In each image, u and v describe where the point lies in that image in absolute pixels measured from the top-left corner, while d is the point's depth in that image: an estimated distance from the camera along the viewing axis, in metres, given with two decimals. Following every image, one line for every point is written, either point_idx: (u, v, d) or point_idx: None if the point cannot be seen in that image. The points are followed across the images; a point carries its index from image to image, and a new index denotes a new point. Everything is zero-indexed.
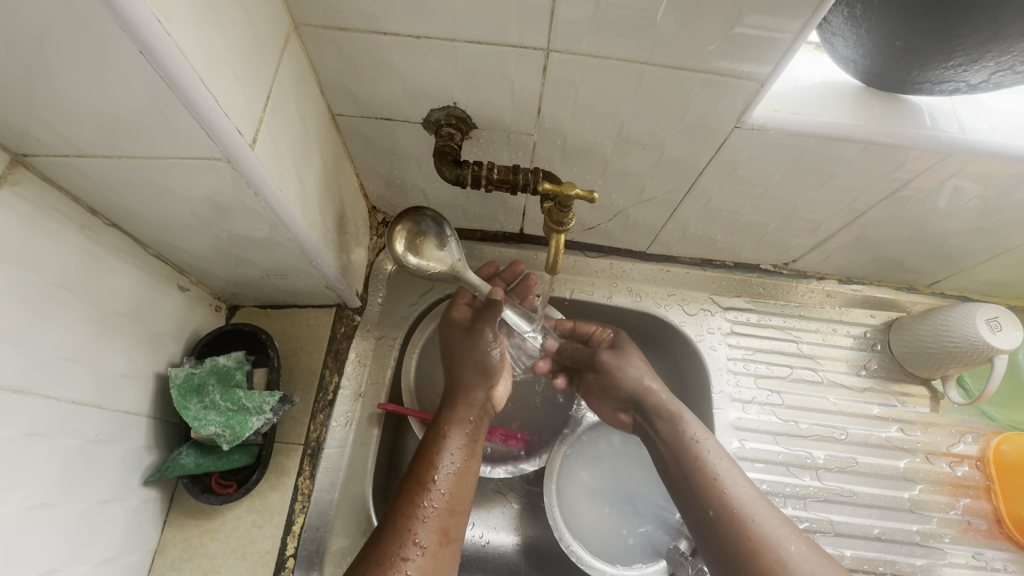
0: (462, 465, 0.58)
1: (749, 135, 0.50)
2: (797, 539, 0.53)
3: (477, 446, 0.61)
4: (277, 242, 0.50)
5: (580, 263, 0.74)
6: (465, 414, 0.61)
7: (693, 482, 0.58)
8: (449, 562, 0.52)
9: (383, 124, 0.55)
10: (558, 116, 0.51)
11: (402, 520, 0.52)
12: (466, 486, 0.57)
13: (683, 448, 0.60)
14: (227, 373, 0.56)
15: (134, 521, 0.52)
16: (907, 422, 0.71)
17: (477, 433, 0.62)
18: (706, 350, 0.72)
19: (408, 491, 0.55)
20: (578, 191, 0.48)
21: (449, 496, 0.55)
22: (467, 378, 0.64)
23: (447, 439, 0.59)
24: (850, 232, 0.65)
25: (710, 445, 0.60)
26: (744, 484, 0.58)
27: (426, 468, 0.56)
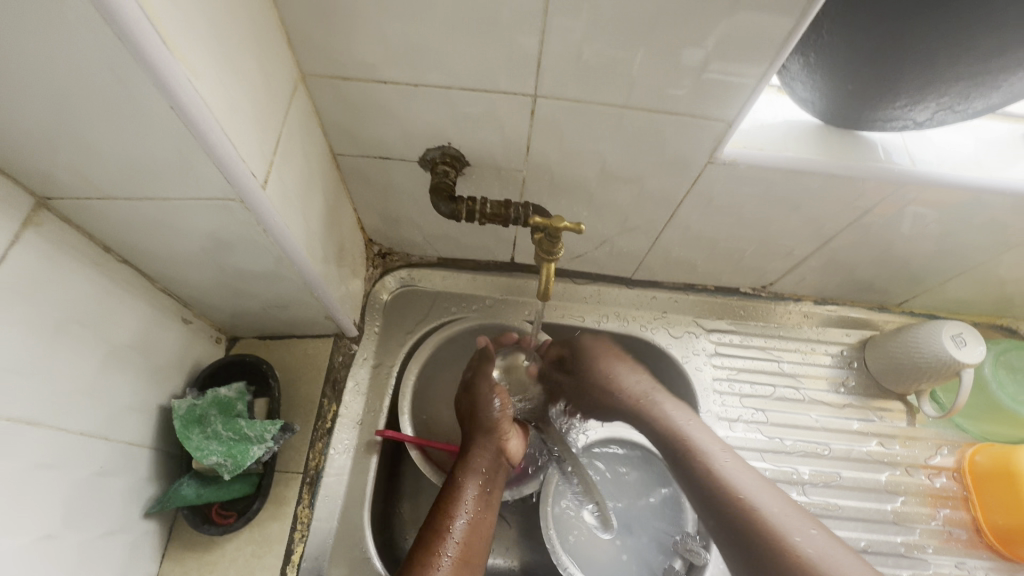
0: (475, 516, 0.60)
1: (721, 169, 0.54)
2: (844, 553, 0.55)
3: (493, 498, 0.63)
4: (281, 275, 0.52)
5: (570, 288, 0.77)
6: (479, 463, 0.63)
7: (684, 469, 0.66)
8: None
9: (382, 162, 0.58)
10: (546, 155, 0.55)
11: (421, 566, 0.54)
12: (481, 537, 0.59)
13: (672, 441, 0.68)
14: (228, 404, 0.57)
15: (133, 554, 0.52)
16: (886, 436, 0.74)
17: (493, 487, 0.63)
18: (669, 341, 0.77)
19: (424, 540, 0.57)
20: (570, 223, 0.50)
21: (465, 543, 0.57)
22: (476, 436, 0.66)
23: (458, 489, 0.61)
24: (821, 255, 0.69)
25: (698, 433, 0.68)
26: (735, 465, 0.64)
27: (441, 518, 0.58)
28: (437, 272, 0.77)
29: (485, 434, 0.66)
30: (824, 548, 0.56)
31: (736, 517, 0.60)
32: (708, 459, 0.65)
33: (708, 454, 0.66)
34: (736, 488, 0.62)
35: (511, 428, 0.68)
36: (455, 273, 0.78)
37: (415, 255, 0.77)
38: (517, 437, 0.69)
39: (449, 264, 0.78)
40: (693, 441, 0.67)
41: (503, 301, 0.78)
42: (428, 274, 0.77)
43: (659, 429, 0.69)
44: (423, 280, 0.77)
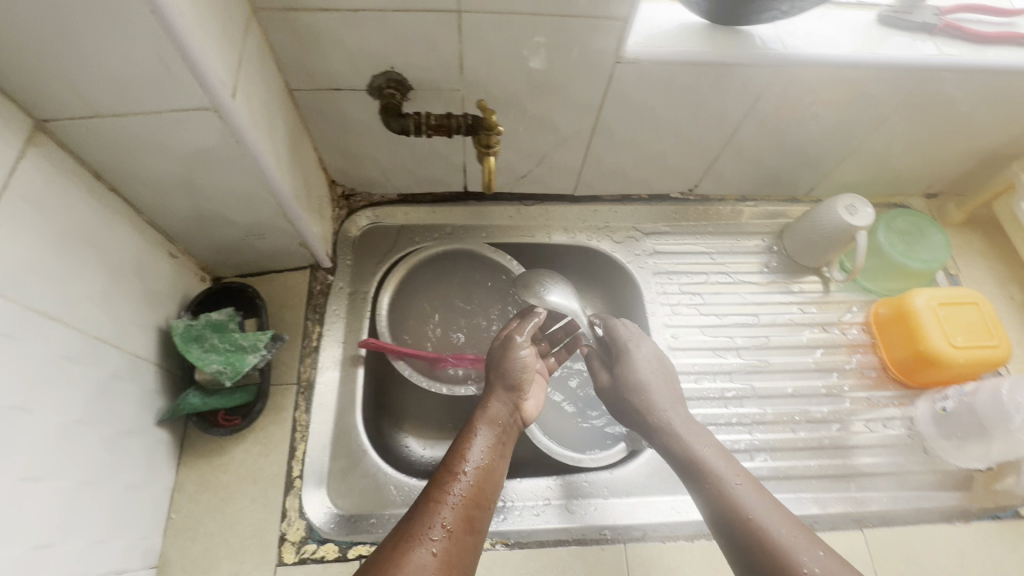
0: (488, 461, 0.60)
1: (628, 68, 0.63)
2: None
3: (506, 448, 0.63)
4: (257, 195, 0.59)
5: (520, 211, 0.87)
6: (496, 414, 0.64)
7: (702, 490, 0.59)
8: (470, 551, 0.54)
9: (335, 95, 0.65)
10: (478, 71, 0.63)
11: (431, 503, 0.55)
12: (495, 483, 0.59)
13: (684, 464, 0.61)
14: (221, 324, 0.64)
15: (152, 456, 0.58)
16: (805, 303, 0.86)
17: (508, 438, 0.64)
18: (645, 359, 0.68)
19: (437, 478, 0.58)
20: (492, 110, 0.55)
21: (478, 488, 0.57)
22: (496, 386, 0.66)
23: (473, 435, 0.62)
24: (730, 150, 0.79)
25: (731, 475, 0.59)
26: (772, 514, 0.55)
27: (456, 460, 0.59)
28: (399, 208, 0.85)
29: (509, 386, 0.66)
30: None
31: (741, 524, 0.55)
32: (735, 502, 0.56)
33: (718, 473, 0.59)
34: (770, 540, 0.53)
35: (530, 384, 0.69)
36: (416, 207, 0.86)
37: (377, 195, 0.85)
38: (534, 395, 0.70)
39: (409, 200, 0.86)
40: (695, 454, 0.61)
41: (462, 228, 0.86)
42: (391, 211, 0.85)
43: (666, 447, 0.63)
44: (387, 216, 0.85)
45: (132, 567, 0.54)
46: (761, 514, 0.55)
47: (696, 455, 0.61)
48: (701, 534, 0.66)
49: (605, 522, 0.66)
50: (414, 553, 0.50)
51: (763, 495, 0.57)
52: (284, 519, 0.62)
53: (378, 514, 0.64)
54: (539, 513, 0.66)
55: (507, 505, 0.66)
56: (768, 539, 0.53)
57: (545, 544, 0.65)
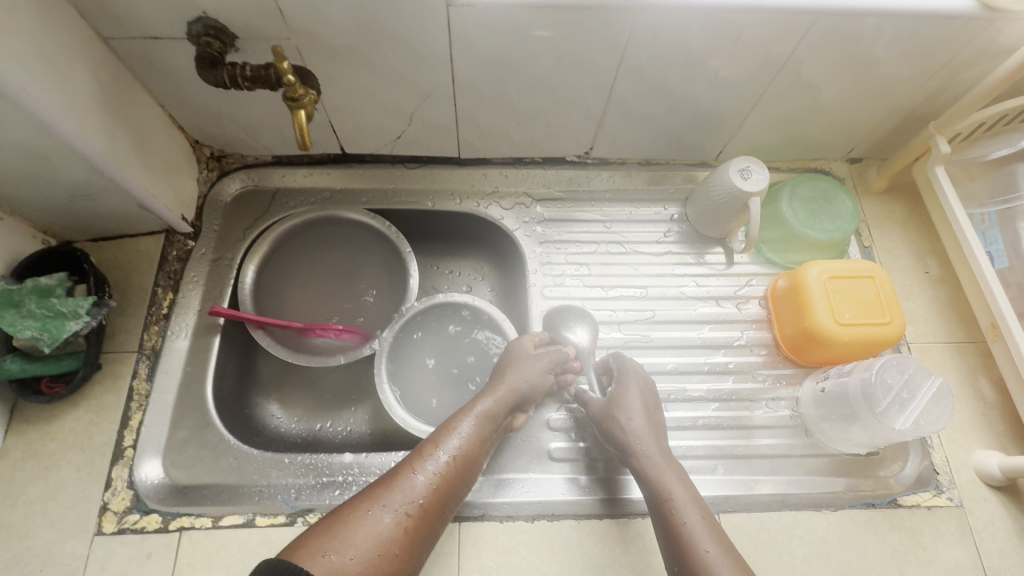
0: (473, 453, 0.57)
1: (466, 12, 0.57)
2: None
3: (491, 449, 0.60)
4: (58, 152, 0.56)
5: (403, 175, 0.83)
6: (497, 411, 0.60)
7: (666, 524, 0.54)
8: (428, 537, 0.51)
9: (157, 45, 0.60)
10: (302, 17, 0.58)
11: (411, 472, 0.53)
12: (471, 475, 0.56)
13: (654, 495, 0.57)
14: (47, 290, 0.61)
15: None
16: (702, 275, 0.80)
17: (495, 438, 0.61)
18: (634, 392, 0.64)
19: (423, 447, 0.55)
20: (283, 55, 0.52)
21: (456, 477, 0.54)
22: (507, 381, 0.63)
23: (471, 420, 0.59)
24: (616, 108, 0.73)
25: (699, 520, 0.54)
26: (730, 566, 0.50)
27: (444, 434, 0.57)
28: (274, 171, 0.81)
29: (517, 390, 0.63)
30: None
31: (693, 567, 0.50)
32: (691, 545, 0.52)
33: (687, 512, 0.54)
34: None
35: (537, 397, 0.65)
36: (291, 170, 0.82)
37: (250, 156, 0.81)
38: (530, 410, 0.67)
39: (285, 162, 0.82)
40: (667, 489, 0.56)
41: (341, 192, 0.82)
42: (265, 173, 0.81)
43: (643, 479, 0.58)
44: (260, 180, 0.81)
45: None
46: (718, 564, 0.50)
47: (666, 490, 0.56)
48: (541, 515, 0.63)
49: None
50: (377, 519, 0.48)
51: (729, 550, 0.52)
52: (109, 488, 0.61)
53: (210, 485, 0.63)
54: None
55: (347, 480, 0.64)
56: None
57: None
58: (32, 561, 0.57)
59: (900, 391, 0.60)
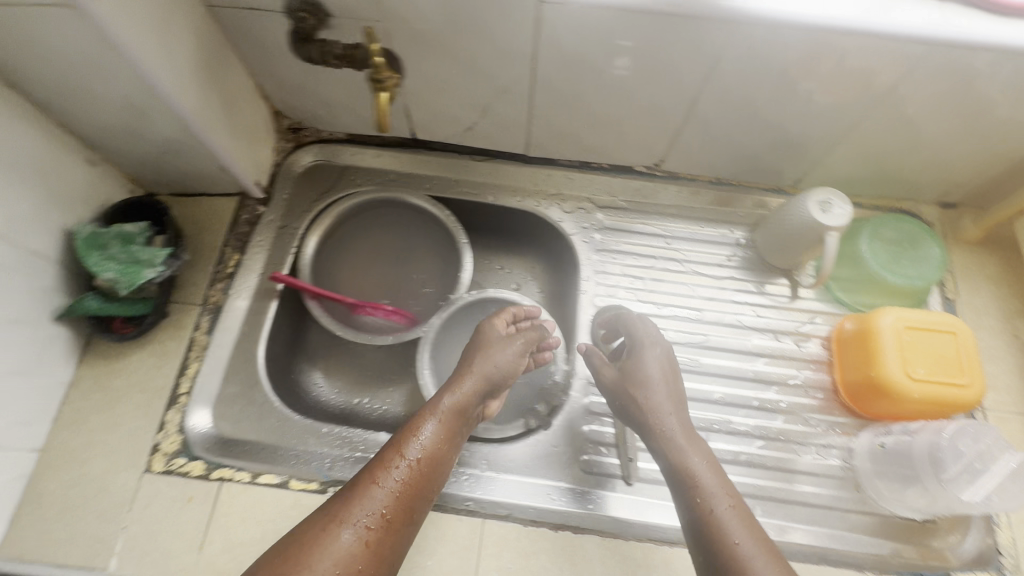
0: (439, 452, 0.57)
1: (558, 11, 0.56)
2: None
3: (461, 440, 0.60)
4: (155, 109, 0.59)
5: (469, 166, 0.83)
6: (461, 404, 0.60)
7: (686, 499, 0.53)
8: (399, 541, 0.52)
9: (256, 17, 0.63)
10: (395, 2, 0.58)
11: (369, 484, 0.52)
12: (440, 473, 0.56)
13: (674, 469, 0.55)
14: (129, 237, 0.65)
15: (45, 348, 0.62)
16: (762, 305, 0.77)
17: (464, 429, 0.60)
18: (656, 363, 0.61)
19: (383, 457, 0.54)
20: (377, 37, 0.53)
21: (421, 478, 0.54)
22: (470, 372, 0.62)
23: (432, 419, 0.58)
24: (695, 122, 0.70)
25: (722, 495, 0.52)
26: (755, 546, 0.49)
27: (406, 439, 0.56)
28: (345, 148, 0.83)
29: (485, 379, 0.62)
30: None
31: (717, 545, 0.49)
32: (716, 521, 0.51)
33: (712, 488, 0.53)
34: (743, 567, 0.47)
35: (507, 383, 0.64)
36: (361, 149, 0.83)
37: (325, 131, 0.83)
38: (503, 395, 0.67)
39: (357, 141, 0.84)
40: (689, 462, 0.55)
41: (406, 176, 0.83)
42: (337, 150, 0.83)
43: (662, 452, 0.57)
44: (331, 155, 0.83)
45: (8, 445, 0.58)
46: (744, 543, 0.49)
47: (689, 464, 0.55)
48: (566, 524, 0.61)
49: (471, 493, 0.63)
50: (337, 538, 0.49)
51: (752, 525, 0.51)
52: (161, 430, 0.64)
53: (251, 441, 0.65)
54: None
55: None
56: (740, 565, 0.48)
57: None
58: (87, 485, 0.61)
59: (972, 460, 0.55)
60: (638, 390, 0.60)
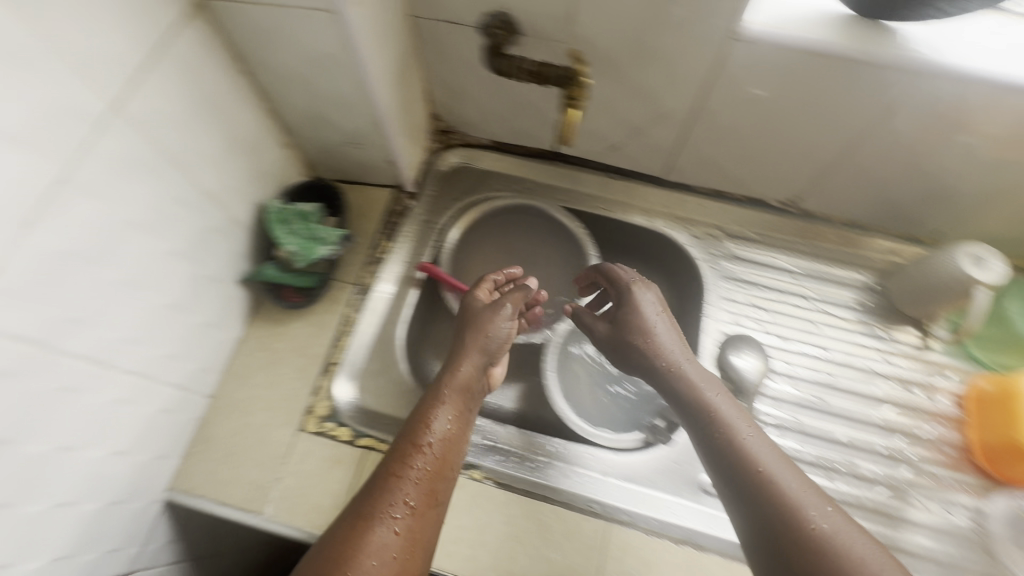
0: (453, 433, 0.61)
1: (745, 48, 0.59)
2: (866, 540, 0.44)
3: (470, 417, 0.64)
4: (359, 105, 0.65)
5: (604, 183, 0.86)
6: (466, 381, 0.64)
7: (704, 431, 0.55)
8: (433, 522, 0.55)
9: (451, 30, 0.68)
10: (586, 27, 0.63)
11: (392, 478, 0.55)
12: (457, 452, 0.60)
13: (689, 404, 0.58)
14: (308, 216, 0.72)
15: (228, 305, 0.69)
16: (890, 353, 0.76)
17: (473, 404, 0.65)
18: (648, 301, 0.65)
19: (402, 450, 0.57)
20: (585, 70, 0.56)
21: (442, 460, 0.58)
22: (469, 351, 0.66)
23: (441, 403, 0.61)
24: (847, 165, 0.72)
25: (736, 420, 0.54)
26: (777, 463, 0.50)
27: (421, 429, 0.59)
28: (488, 154, 0.88)
29: (481, 353, 0.67)
30: (843, 533, 0.44)
31: (740, 466, 0.50)
32: (736, 444, 0.52)
33: (728, 416, 0.55)
34: (769, 480, 0.48)
35: (503, 353, 0.70)
36: (503, 157, 0.88)
37: (472, 137, 0.89)
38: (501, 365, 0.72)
39: (500, 149, 0.89)
40: (701, 395, 0.57)
41: (543, 187, 0.87)
42: (480, 155, 0.88)
43: (676, 390, 0.59)
44: (475, 160, 0.88)
45: (191, 388, 0.65)
46: (767, 462, 0.50)
47: (702, 397, 0.57)
48: (689, 541, 0.63)
49: (595, 496, 0.66)
50: (375, 532, 0.51)
51: (771, 447, 0.52)
52: (314, 393, 0.70)
53: (391, 416, 0.70)
54: (535, 466, 0.68)
55: (509, 449, 0.69)
56: (766, 479, 0.48)
57: (532, 496, 0.66)
58: (250, 434, 0.67)
59: None
60: (637, 325, 0.63)
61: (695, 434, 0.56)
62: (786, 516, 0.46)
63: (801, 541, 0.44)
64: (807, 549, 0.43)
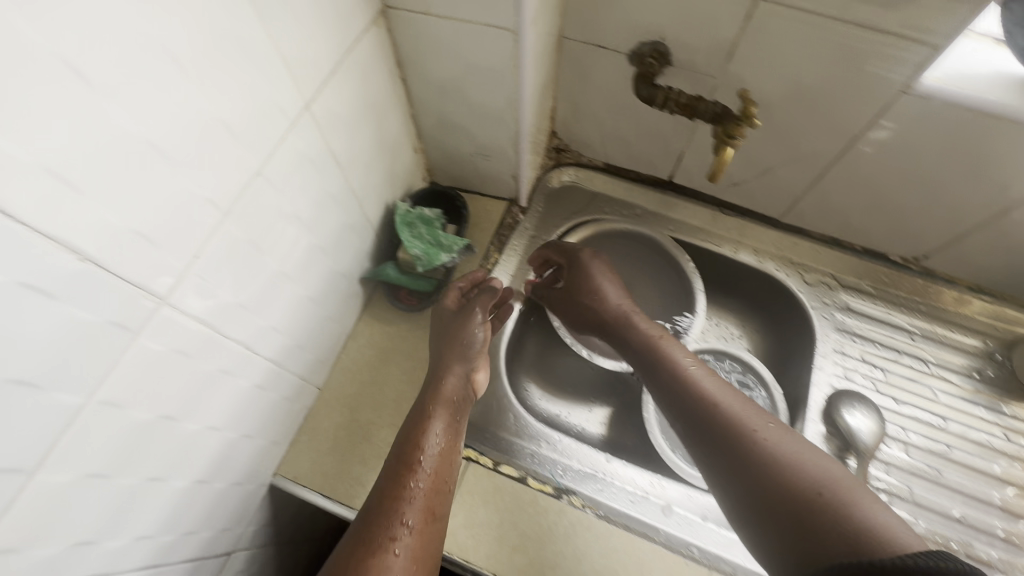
0: (444, 446, 0.59)
1: (915, 102, 0.57)
2: (814, 453, 0.52)
3: (461, 427, 0.63)
4: (503, 119, 0.66)
5: (716, 218, 0.85)
6: (449, 394, 0.63)
7: (659, 377, 0.63)
8: (437, 536, 0.54)
9: (598, 53, 0.69)
10: (744, 64, 0.62)
11: (390, 503, 0.53)
12: (450, 466, 0.59)
13: (648, 355, 0.66)
14: (430, 221, 0.73)
15: (348, 301, 0.70)
16: (1013, 430, 0.72)
17: (460, 413, 0.63)
18: (602, 266, 0.74)
19: (395, 472, 0.56)
20: (756, 116, 0.55)
21: (434, 475, 0.57)
22: (452, 361, 0.65)
23: (426, 418, 0.60)
24: (993, 230, 0.68)
25: (688, 365, 0.62)
26: (731, 399, 0.58)
27: (411, 450, 0.58)
28: (600, 176, 0.88)
29: (456, 361, 0.65)
30: (792, 448, 0.53)
31: (702, 407, 0.58)
32: (692, 386, 0.60)
33: (680, 363, 0.63)
34: (727, 414, 0.56)
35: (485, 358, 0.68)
36: (615, 180, 0.88)
37: (585, 157, 0.89)
38: (486, 370, 0.69)
39: (612, 172, 0.88)
40: (658, 345, 0.65)
41: (652, 214, 0.86)
42: (591, 176, 0.88)
43: (636, 343, 0.67)
44: (586, 180, 0.88)
45: (309, 378, 0.66)
46: (723, 400, 0.58)
47: (658, 347, 0.65)
48: None
49: (695, 541, 0.64)
50: (378, 559, 0.50)
51: (724, 386, 0.60)
52: None
53: (491, 430, 0.70)
54: (633, 501, 0.66)
55: (607, 479, 0.68)
56: (723, 413, 0.57)
57: (630, 531, 0.64)
58: (356, 430, 0.68)
59: None
60: (597, 291, 0.72)
61: (653, 383, 0.64)
62: (745, 441, 0.54)
63: (764, 461, 0.52)
64: (769, 466, 0.51)
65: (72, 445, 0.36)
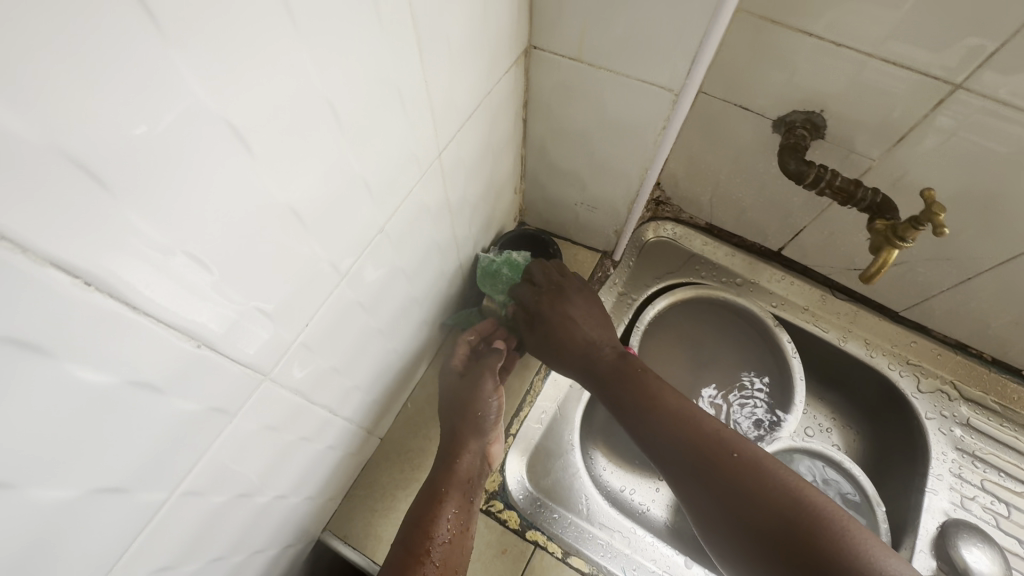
0: (457, 532, 0.52)
1: None
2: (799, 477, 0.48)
3: (474, 510, 0.56)
4: (626, 176, 0.59)
5: (825, 300, 0.77)
6: (463, 471, 0.56)
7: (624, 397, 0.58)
8: None
9: (737, 114, 0.62)
10: (912, 153, 0.54)
11: None
12: (463, 554, 0.51)
13: (603, 369, 0.60)
14: (518, 265, 0.66)
15: (425, 348, 0.65)
16: None
17: (474, 493, 0.56)
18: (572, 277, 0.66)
19: (401, 565, 0.48)
20: (943, 224, 0.48)
21: (446, 566, 0.49)
22: (467, 436, 0.58)
23: (434, 500, 0.53)
24: None
25: (650, 380, 0.57)
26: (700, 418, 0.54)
27: (418, 537, 0.50)
28: (699, 236, 0.81)
29: (470, 433, 0.58)
30: (773, 470, 0.49)
31: (674, 433, 0.53)
32: (658, 408, 0.55)
33: (641, 380, 0.58)
34: (701, 438, 0.52)
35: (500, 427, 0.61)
36: (716, 242, 0.80)
37: (686, 213, 0.82)
38: (500, 442, 0.63)
39: (713, 233, 0.81)
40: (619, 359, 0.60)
41: (753, 286, 0.79)
42: (690, 234, 0.81)
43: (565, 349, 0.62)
44: (684, 238, 0.81)
45: (375, 430, 0.61)
46: (694, 422, 0.53)
47: (611, 359, 0.60)
48: None
49: None
50: None
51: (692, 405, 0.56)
52: None
53: (561, 511, 0.64)
54: None
55: None
56: (698, 437, 0.52)
57: None
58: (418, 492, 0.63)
59: None
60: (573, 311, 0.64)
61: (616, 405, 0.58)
62: (722, 468, 0.50)
63: (751, 492, 0.48)
64: (755, 497, 0.47)
65: (145, 546, 0.30)
